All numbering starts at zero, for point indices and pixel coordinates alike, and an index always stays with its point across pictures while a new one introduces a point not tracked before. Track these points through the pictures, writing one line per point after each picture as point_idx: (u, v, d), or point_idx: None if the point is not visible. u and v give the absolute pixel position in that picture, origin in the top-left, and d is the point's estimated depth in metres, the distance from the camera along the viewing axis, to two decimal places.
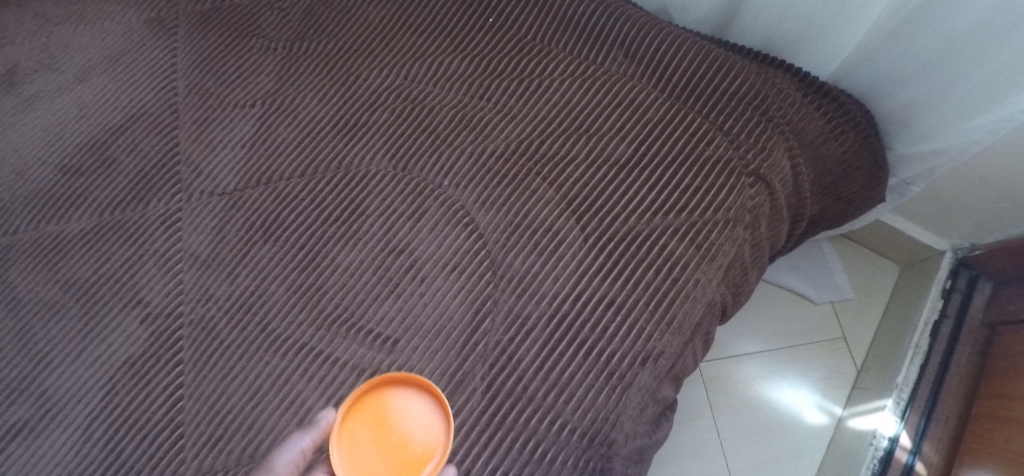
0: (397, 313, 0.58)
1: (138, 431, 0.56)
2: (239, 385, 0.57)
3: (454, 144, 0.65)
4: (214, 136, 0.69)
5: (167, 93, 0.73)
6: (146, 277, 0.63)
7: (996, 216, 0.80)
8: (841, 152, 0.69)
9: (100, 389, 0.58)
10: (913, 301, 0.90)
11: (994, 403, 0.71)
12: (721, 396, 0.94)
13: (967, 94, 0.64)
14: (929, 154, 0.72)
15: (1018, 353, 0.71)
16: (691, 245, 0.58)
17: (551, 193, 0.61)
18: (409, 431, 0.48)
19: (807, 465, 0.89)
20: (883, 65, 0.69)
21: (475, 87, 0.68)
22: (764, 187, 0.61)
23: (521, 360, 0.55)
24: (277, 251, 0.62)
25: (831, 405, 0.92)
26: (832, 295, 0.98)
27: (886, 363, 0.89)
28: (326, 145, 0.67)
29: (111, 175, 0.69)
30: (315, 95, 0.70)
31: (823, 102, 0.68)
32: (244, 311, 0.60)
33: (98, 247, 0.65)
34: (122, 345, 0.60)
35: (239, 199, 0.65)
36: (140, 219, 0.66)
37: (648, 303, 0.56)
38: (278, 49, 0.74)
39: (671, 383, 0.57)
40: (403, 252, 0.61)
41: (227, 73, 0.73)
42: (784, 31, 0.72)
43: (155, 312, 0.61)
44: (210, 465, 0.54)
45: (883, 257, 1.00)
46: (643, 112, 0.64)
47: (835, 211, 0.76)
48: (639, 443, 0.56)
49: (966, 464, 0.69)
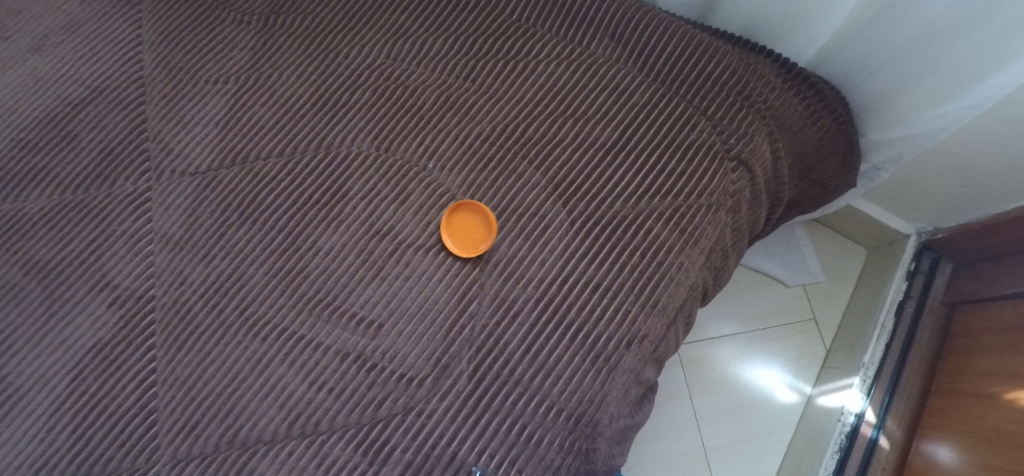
0: (381, 298, 0.57)
1: (109, 418, 0.54)
2: (216, 369, 0.55)
3: (438, 125, 0.64)
4: (184, 112, 0.66)
5: (132, 66, 0.69)
6: (114, 258, 0.60)
7: (958, 201, 0.84)
8: (818, 138, 0.70)
9: (66, 375, 0.56)
10: (879, 283, 0.94)
11: (955, 379, 0.75)
12: (698, 377, 0.97)
13: (938, 82, 0.66)
14: (899, 140, 0.75)
15: (976, 331, 0.75)
16: (676, 229, 0.59)
17: (537, 177, 0.61)
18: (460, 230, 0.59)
19: (778, 442, 0.92)
20: (859, 53, 0.70)
21: (460, 68, 0.66)
22: (745, 172, 0.62)
23: (508, 343, 0.55)
24: (255, 233, 0.60)
25: (802, 384, 0.96)
26: (803, 278, 1.01)
27: (853, 343, 0.92)
28: (305, 124, 0.65)
29: (73, 150, 0.65)
30: (292, 73, 0.68)
31: (802, 88, 0.70)
32: (221, 295, 0.58)
33: (60, 227, 0.61)
34: (89, 329, 0.57)
35: (214, 178, 0.63)
36: (106, 197, 0.62)
37: (633, 287, 0.57)
38: (252, 23, 0.71)
39: (653, 365, 0.58)
40: (387, 235, 0.59)
41: (197, 46, 0.70)
42: (765, 18, 0.73)
43: (125, 295, 0.58)
44: (186, 452, 0.53)
45: (851, 240, 1.03)
46: (629, 95, 0.64)
47: (811, 195, 0.78)
48: (623, 424, 0.57)
49: (927, 438, 0.73)
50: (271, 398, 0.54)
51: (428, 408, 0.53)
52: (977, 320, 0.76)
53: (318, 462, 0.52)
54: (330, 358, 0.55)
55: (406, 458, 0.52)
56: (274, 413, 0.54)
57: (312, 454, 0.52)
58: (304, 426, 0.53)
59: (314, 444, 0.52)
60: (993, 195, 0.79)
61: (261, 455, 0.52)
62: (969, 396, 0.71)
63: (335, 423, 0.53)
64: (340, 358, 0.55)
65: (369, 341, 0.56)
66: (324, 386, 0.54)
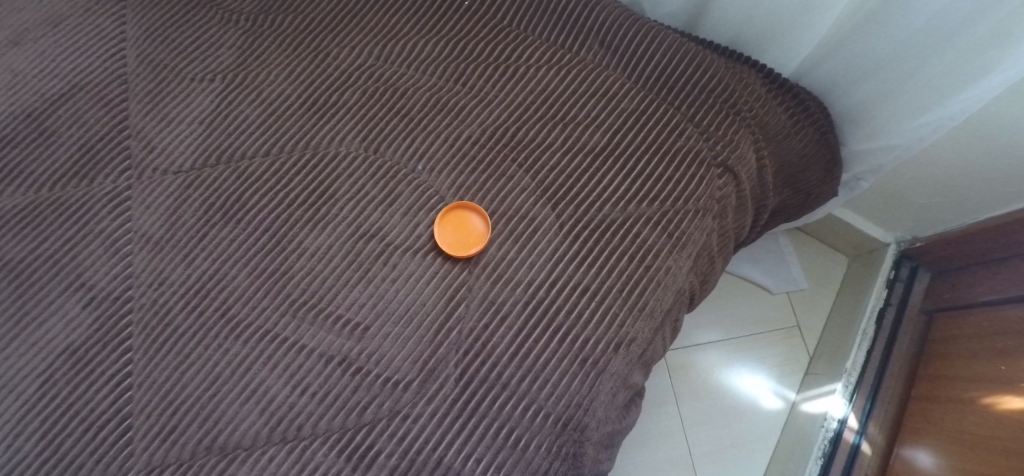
0: (368, 300, 0.56)
1: (81, 423, 0.52)
2: (196, 373, 0.54)
3: (428, 127, 0.63)
4: (168, 110, 0.65)
5: (115, 62, 0.68)
6: (91, 257, 0.58)
7: (936, 210, 0.86)
8: (802, 147, 0.71)
9: (36, 379, 0.54)
10: (860, 291, 0.95)
11: (934, 385, 0.76)
12: (685, 384, 0.97)
13: (916, 93, 0.67)
14: (879, 151, 0.76)
15: (954, 338, 0.77)
16: (664, 233, 0.59)
17: (527, 180, 0.61)
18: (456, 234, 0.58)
19: (764, 448, 0.93)
20: (840, 65, 0.72)
21: (451, 71, 0.67)
22: (731, 178, 0.62)
23: (496, 347, 0.54)
24: (238, 233, 0.59)
25: (786, 390, 0.96)
26: (787, 286, 1.03)
27: (835, 350, 0.93)
28: (293, 124, 0.64)
29: (50, 147, 0.63)
30: (280, 72, 0.67)
31: (786, 98, 0.71)
32: (203, 296, 0.57)
33: (34, 226, 0.60)
34: (63, 331, 0.55)
35: (197, 177, 0.62)
36: (83, 195, 0.61)
37: (621, 291, 0.57)
38: (241, 22, 0.70)
39: (641, 370, 0.58)
40: (374, 236, 0.59)
41: (183, 44, 0.69)
42: (750, 30, 0.74)
43: (101, 295, 0.57)
44: (162, 458, 0.51)
45: (833, 249, 1.05)
46: (618, 101, 0.65)
47: (794, 203, 0.79)
48: (611, 429, 0.56)
49: (908, 443, 0.74)
50: (251, 402, 0.53)
51: (414, 412, 0.52)
52: (956, 327, 0.78)
53: (300, 468, 0.50)
54: (314, 360, 0.54)
55: (390, 463, 0.50)
56: (254, 417, 0.52)
57: (293, 460, 0.51)
58: (285, 431, 0.52)
59: (296, 450, 0.51)
60: (968, 205, 0.81)
61: (240, 461, 0.51)
62: (948, 401, 0.72)
63: (318, 428, 0.52)
64: (325, 361, 0.54)
65: (354, 344, 0.55)
66: (308, 389, 0.53)
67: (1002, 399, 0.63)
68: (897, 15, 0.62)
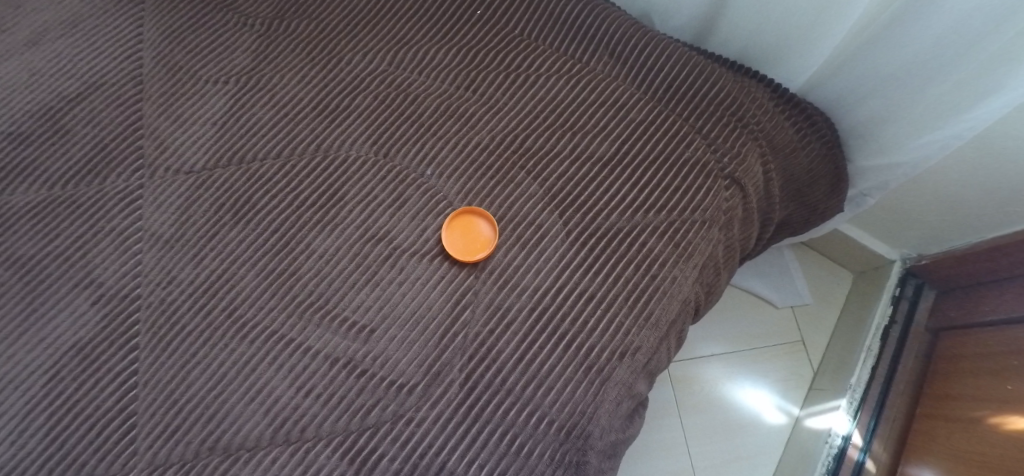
0: (374, 302, 0.57)
1: (85, 421, 0.52)
2: (201, 372, 0.54)
3: (438, 133, 0.64)
4: (182, 111, 0.66)
5: (132, 63, 0.69)
6: (100, 256, 0.59)
7: (941, 228, 0.86)
8: (808, 162, 0.72)
9: (43, 375, 0.54)
10: (866, 307, 0.95)
11: (937, 402, 0.76)
12: (688, 396, 0.97)
13: (923, 112, 0.68)
14: (884, 168, 0.77)
15: (959, 356, 0.77)
16: (670, 243, 0.59)
17: (535, 187, 0.61)
18: (463, 237, 0.59)
19: (767, 464, 0.92)
20: (848, 82, 0.72)
21: (461, 78, 0.67)
22: (738, 191, 0.63)
23: (500, 352, 0.54)
24: (247, 233, 0.60)
25: (790, 405, 0.96)
26: (791, 300, 1.03)
27: (839, 366, 0.93)
28: (305, 127, 0.65)
29: (63, 146, 0.64)
30: (294, 76, 0.68)
31: (793, 113, 0.72)
32: (211, 296, 0.57)
33: (46, 222, 0.60)
34: (70, 328, 0.56)
35: (208, 178, 0.62)
36: (95, 194, 0.61)
37: (627, 299, 0.57)
38: (255, 26, 0.71)
39: (645, 379, 0.57)
40: (381, 240, 0.59)
41: (199, 47, 0.70)
42: (759, 44, 0.75)
43: (110, 293, 0.57)
44: (165, 458, 0.51)
45: (837, 265, 1.05)
46: (627, 111, 0.65)
47: (800, 217, 0.79)
48: (614, 438, 0.56)
49: (910, 460, 0.74)
50: (255, 402, 0.53)
51: (417, 417, 0.52)
52: (961, 346, 0.78)
53: (303, 469, 0.50)
54: (319, 362, 0.54)
55: (393, 467, 0.50)
56: (258, 418, 0.52)
57: (296, 461, 0.51)
58: (289, 432, 0.52)
59: (299, 452, 0.51)
60: (974, 224, 0.81)
61: (243, 461, 0.51)
62: (952, 419, 0.71)
63: (321, 430, 0.51)
64: (330, 363, 0.54)
65: (360, 347, 0.55)
66: (312, 391, 0.53)
67: (1007, 419, 0.63)
68: (904, 34, 0.63)
